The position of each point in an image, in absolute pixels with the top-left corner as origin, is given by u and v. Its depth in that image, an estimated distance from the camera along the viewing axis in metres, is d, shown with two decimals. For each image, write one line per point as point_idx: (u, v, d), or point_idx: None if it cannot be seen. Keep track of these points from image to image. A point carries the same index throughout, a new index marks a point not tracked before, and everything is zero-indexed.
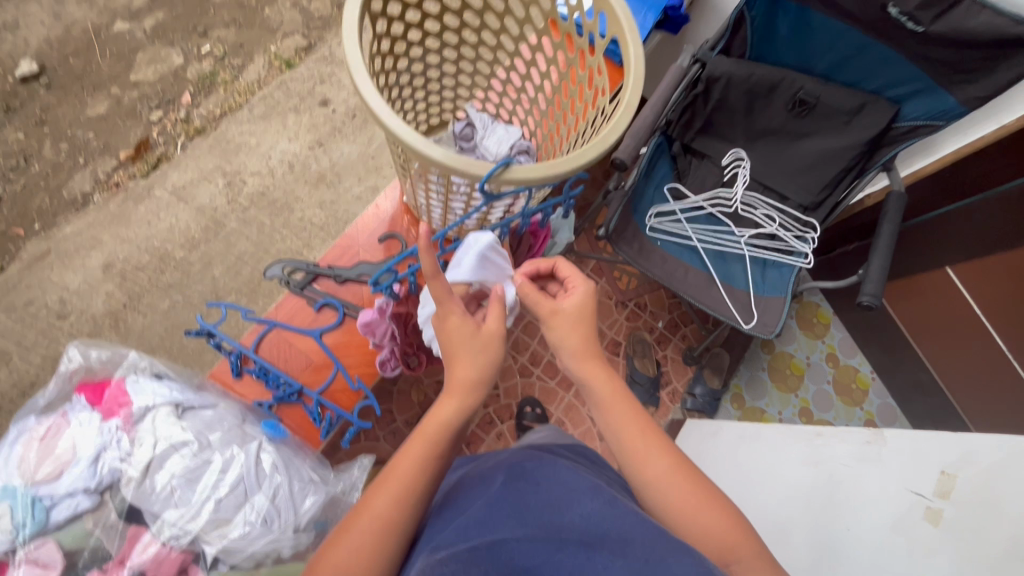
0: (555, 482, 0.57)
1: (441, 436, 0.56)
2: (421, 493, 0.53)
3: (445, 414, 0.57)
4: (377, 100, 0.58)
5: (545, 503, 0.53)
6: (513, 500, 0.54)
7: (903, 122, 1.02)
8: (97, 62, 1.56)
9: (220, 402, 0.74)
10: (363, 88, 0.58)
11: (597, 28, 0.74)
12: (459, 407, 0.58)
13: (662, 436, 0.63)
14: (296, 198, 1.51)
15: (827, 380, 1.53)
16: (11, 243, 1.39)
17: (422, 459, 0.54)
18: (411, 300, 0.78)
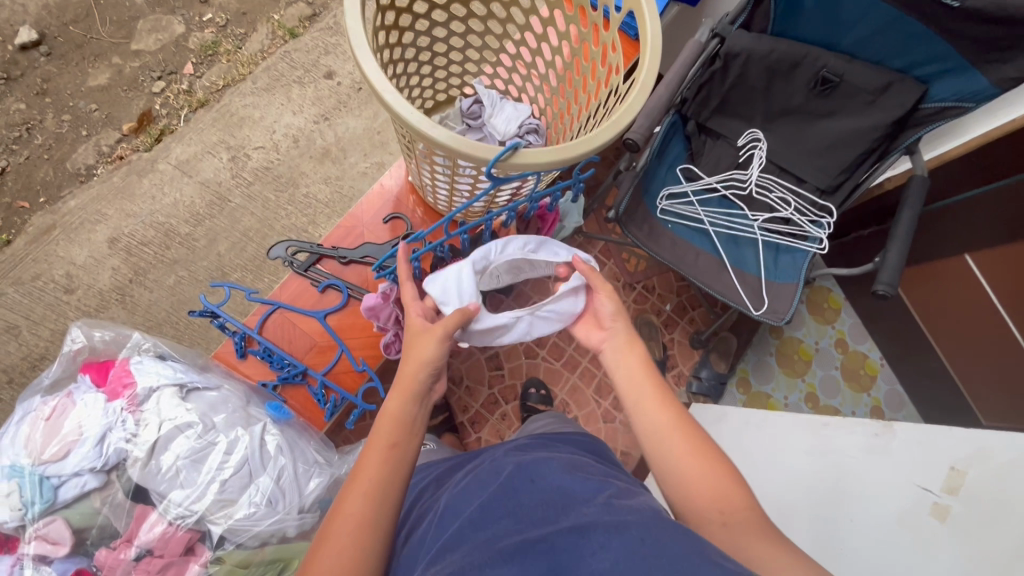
0: (550, 480, 0.56)
1: (398, 428, 0.55)
2: (387, 489, 0.51)
3: (394, 407, 0.56)
4: (380, 79, 0.56)
5: (539, 497, 0.54)
6: (509, 501, 0.54)
7: (930, 103, 0.98)
8: (97, 30, 1.52)
9: (224, 383, 0.74)
10: (364, 65, 0.56)
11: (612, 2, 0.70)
12: (407, 398, 0.57)
13: (674, 400, 0.63)
14: (301, 174, 1.49)
15: (835, 366, 1.51)
16: (17, 216, 1.38)
17: (386, 456, 0.53)
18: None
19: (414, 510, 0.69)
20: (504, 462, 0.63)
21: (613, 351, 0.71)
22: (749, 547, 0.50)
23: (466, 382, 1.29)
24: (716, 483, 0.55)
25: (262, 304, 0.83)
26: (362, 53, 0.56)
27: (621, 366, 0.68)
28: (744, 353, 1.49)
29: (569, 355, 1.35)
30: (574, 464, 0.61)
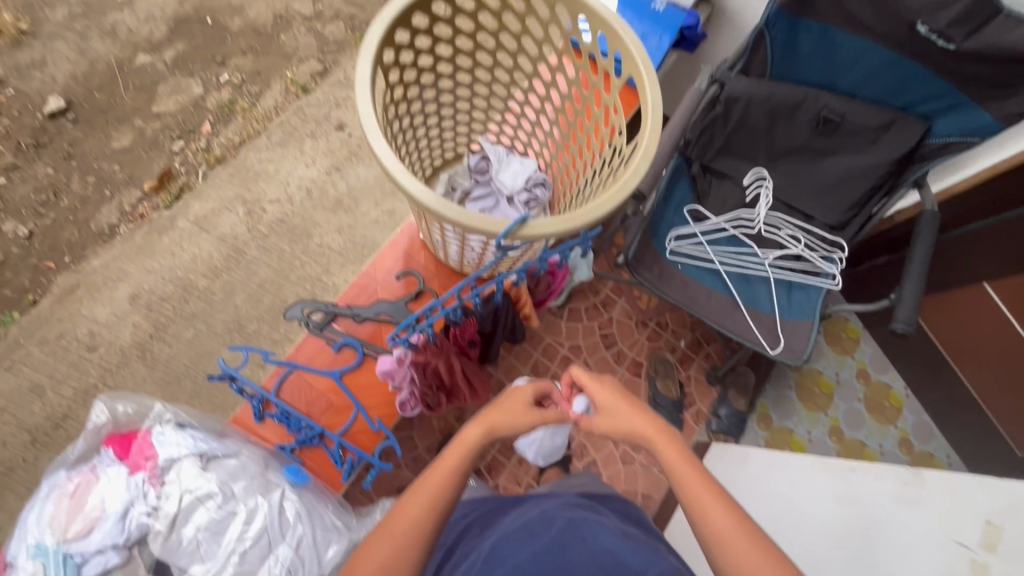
0: (602, 546, 0.56)
1: (468, 457, 0.59)
2: (447, 503, 0.55)
3: (472, 435, 0.60)
4: (394, 162, 0.57)
5: (591, 557, 0.54)
6: (559, 558, 0.54)
7: (934, 139, 0.98)
8: (121, 95, 1.60)
9: (242, 450, 0.74)
10: (379, 152, 0.57)
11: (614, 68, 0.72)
12: (486, 433, 0.61)
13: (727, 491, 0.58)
14: (315, 224, 1.53)
15: (858, 398, 1.48)
16: (42, 277, 1.42)
17: (454, 474, 0.57)
18: (430, 349, 0.78)
19: (455, 551, 0.69)
20: (556, 514, 0.63)
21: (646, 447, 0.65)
22: None
23: None
24: None
25: (279, 366, 0.84)
26: (376, 141, 0.58)
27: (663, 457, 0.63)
28: (763, 389, 1.47)
29: None
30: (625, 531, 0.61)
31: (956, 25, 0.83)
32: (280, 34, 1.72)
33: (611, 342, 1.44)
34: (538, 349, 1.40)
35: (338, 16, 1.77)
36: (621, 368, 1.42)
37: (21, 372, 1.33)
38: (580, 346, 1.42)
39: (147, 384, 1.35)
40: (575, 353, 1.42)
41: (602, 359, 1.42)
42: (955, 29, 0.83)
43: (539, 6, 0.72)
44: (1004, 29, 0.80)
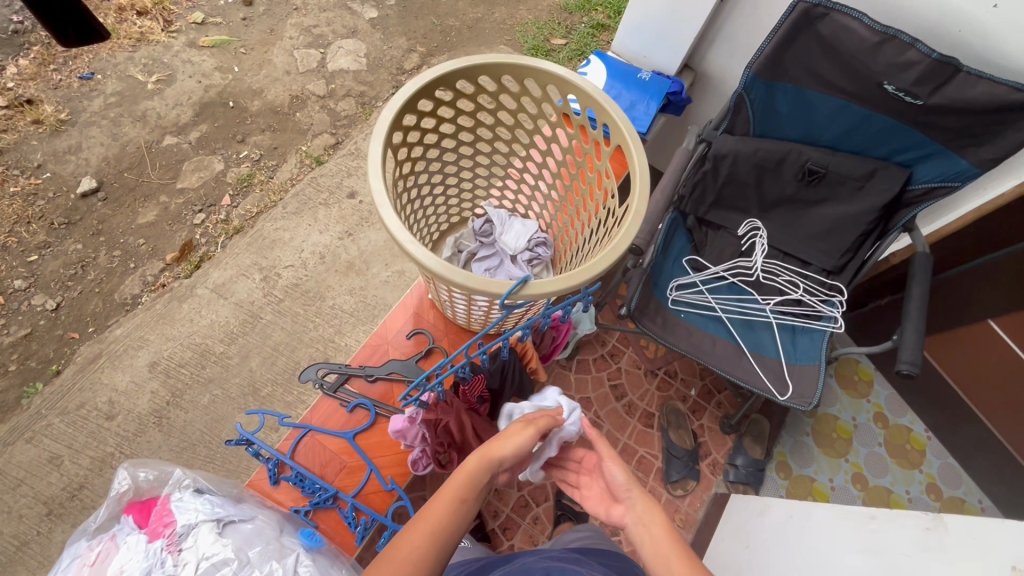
0: None
1: (473, 485, 0.57)
2: (446, 537, 0.53)
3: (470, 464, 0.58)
4: (403, 233, 0.61)
5: None
6: None
7: (917, 185, 1.02)
8: (148, 174, 1.71)
9: (259, 514, 0.75)
10: (390, 225, 0.61)
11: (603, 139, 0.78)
12: (486, 461, 0.59)
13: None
14: (327, 287, 1.58)
15: (878, 443, 1.45)
16: (66, 347, 1.47)
17: (457, 499, 0.55)
18: (440, 406, 0.79)
19: None
20: (535, 566, 0.63)
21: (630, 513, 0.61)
22: None
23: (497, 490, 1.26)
24: None
25: (294, 428, 0.86)
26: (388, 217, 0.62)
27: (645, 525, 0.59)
28: (779, 436, 1.44)
29: None
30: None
31: (920, 83, 0.89)
32: (296, 112, 1.85)
33: (621, 393, 1.44)
34: None
35: (349, 94, 1.92)
36: (633, 419, 1.42)
37: (39, 443, 1.35)
38: (590, 399, 1.43)
39: (163, 452, 1.37)
40: (586, 406, 1.42)
41: (613, 411, 1.42)
42: (919, 87, 0.89)
43: (533, 86, 0.78)
44: (966, 84, 0.86)
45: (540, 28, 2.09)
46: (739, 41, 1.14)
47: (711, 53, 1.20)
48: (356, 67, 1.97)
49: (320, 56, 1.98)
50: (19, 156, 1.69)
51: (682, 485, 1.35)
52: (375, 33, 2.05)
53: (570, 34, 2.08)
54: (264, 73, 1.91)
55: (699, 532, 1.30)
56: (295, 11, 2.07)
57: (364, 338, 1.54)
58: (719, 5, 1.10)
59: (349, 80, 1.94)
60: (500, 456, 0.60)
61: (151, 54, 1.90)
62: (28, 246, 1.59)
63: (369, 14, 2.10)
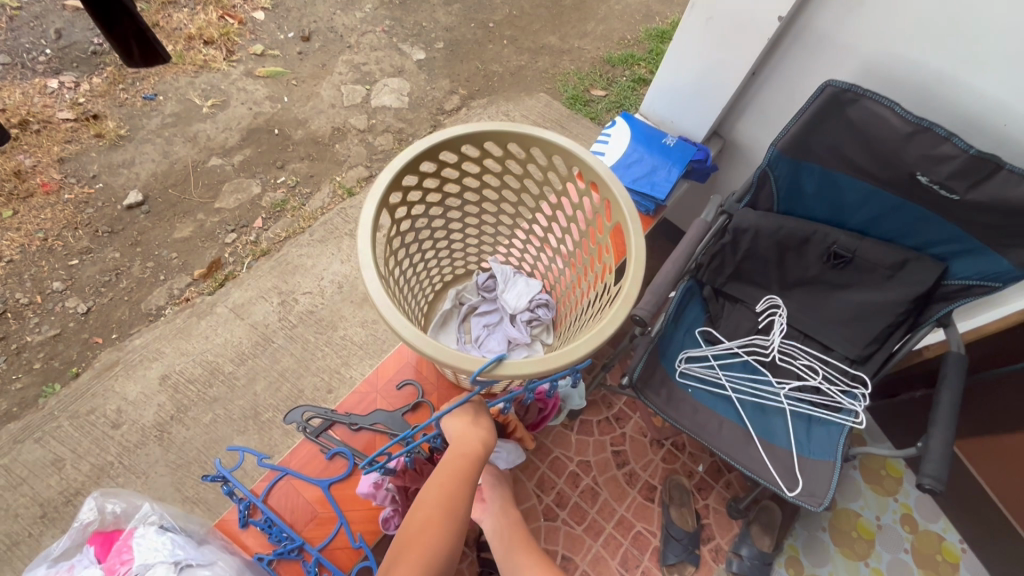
0: None
1: (466, 454, 0.69)
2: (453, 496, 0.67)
3: (470, 437, 0.71)
4: (384, 302, 0.61)
5: None
6: None
7: (953, 280, 0.95)
8: (190, 192, 1.80)
9: (218, 560, 0.72)
10: (373, 292, 0.62)
11: (604, 217, 0.77)
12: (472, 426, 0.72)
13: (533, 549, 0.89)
14: (341, 317, 1.60)
15: (903, 548, 1.32)
16: (88, 351, 1.53)
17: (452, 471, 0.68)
18: (409, 475, 0.82)
19: None
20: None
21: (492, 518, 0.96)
22: None
23: (480, 550, 1.18)
24: None
25: (272, 470, 0.85)
26: (371, 282, 0.62)
27: (499, 520, 0.96)
28: (791, 527, 1.33)
29: (592, 519, 1.31)
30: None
31: (956, 177, 0.83)
32: (336, 144, 1.93)
33: (622, 460, 1.38)
34: (545, 462, 1.36)
35: (388, 130, 1.98)
36: (633, 490, 1.35)
37: (47, 444, 1.39)
38: (590, 463, 1.37)
39: (160, 467, 1.38)
40: (584, 469, 1.36)
41: (613, 478, 1.36)
42: (955, 181, 0.84)
43: (539, 154, 0.78)
44: (1008, 183, 0.80)
45: (581, 79, 2.12)
46: (768, 114, 1.12)
47: (740, 124, 1.18)
48: (398, 105, 2.04)
49: (365, 92, 2.06)
50: (77, 165, 1.81)
51: (679, 569, 1.27)
52: (420, 74, 2.13)
53: (610, 86, 2.10)
54: (311, 105, 2.00)
55: None
56: (348, 48, 2.17)
57: (369, 372, 1.54)
58: (750, 77, 1.08)
59: (389, 117, 2.01)
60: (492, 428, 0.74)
61: (211, 80, 2.03)
62: (71, 250, 1.68)
63: (417, 55, 2.18)
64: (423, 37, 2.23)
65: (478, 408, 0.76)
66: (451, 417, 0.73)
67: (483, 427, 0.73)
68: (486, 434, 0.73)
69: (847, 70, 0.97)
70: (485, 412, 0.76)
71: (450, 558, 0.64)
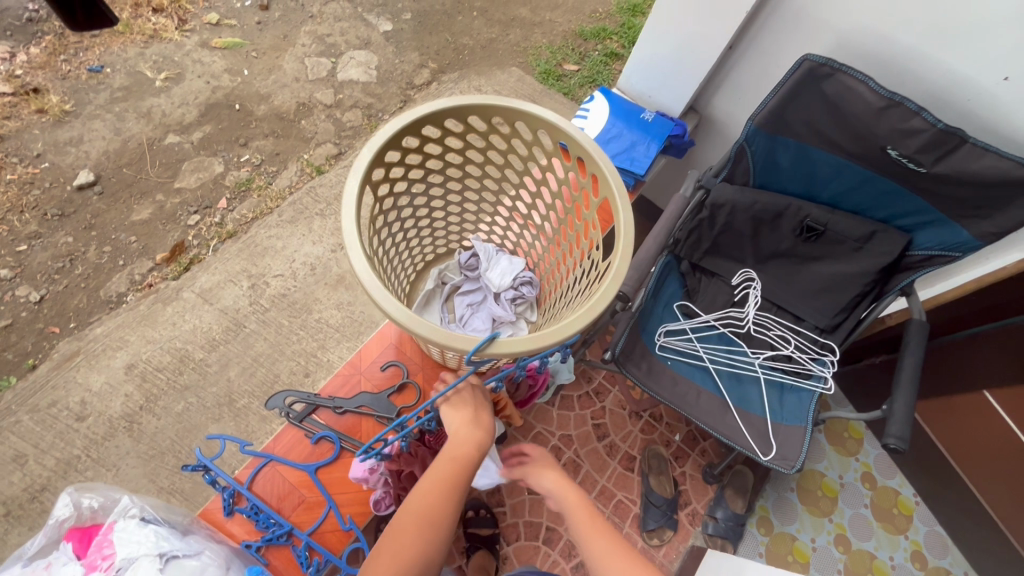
0: None
1: (457, 460, 0.69)
2: (436, 503, 0.66)
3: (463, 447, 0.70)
4: (373, 282, 0.60)
5: None
6: None
7: (917, 251, 1.00)
8: (147, 171, 1.70)
9: (205, 549, 0.71)
10: (358, 270, 0.60)
11: (590, 193, 0.77)
12: (464, 425, 0.72)
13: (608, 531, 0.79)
14: (315, 299, 1.56)
15: (864, 504, 1.41)
16: (45, 341, 1.45)
17: (444, 476, 0.68)
18: (404, 459, 0.80)
19: None
20: None
21: (555, 499, 0.86)
22: None
23: (467, 525, 1.22)
24: None
25: (255, 457, 0.84)
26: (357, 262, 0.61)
27: (564, 501, 0.85)
28: (762, 489, 1.40)
29: None
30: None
31: (924, 151, 0.86)
32: (301, 120, 1.85)
33: (603, 433, 1.41)
34: (528, 438, 1.38)
35: (356, 106, 1.91)
36: (614, 461, 1.39)
37: (6, 440, 1.32)
38: (571, 437, 1.40)
39: (131, 458, 1.32)
40: (566, 443, 1.39)
41: (594, 450, 1.39)
42: (923, 155, 0.87)
43: (524, 129, 0.77)
44: (971, 156, 0.84)
45: (553, 53, 2.09)
46: (743, 90, 1.13)
47: (716, 99, 1.19)
48: (365, 79, 1.97)
49: (330, 65, 1.97)
50: (20, 144, 1.69)
51: (659, 534, 1.32)
52: (388, 46, 2.05)
53: (582, 60, 2.08)
54: (273, 78, 1.91)
55: None
56: (310, 19, 2.07)
57: (347, 355, 1.51)
58: (727, 51, 1.08)
59: (357, 91, 1.94)
60: (488, 430, 0.73)
61: (163, 51, 1.90)
62: (19, 235, 1.57)
63: (384, 26, 2.10)
64: (389, 7, 2.15)
65: (477, 405, 0.76)
66: (451, 411, 0.74)
67: (480, 427, 0.73)
68: (482, 435, 0.72)
69: (822, 44, 0.98)
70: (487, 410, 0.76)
71: (428, 567, 0.64)
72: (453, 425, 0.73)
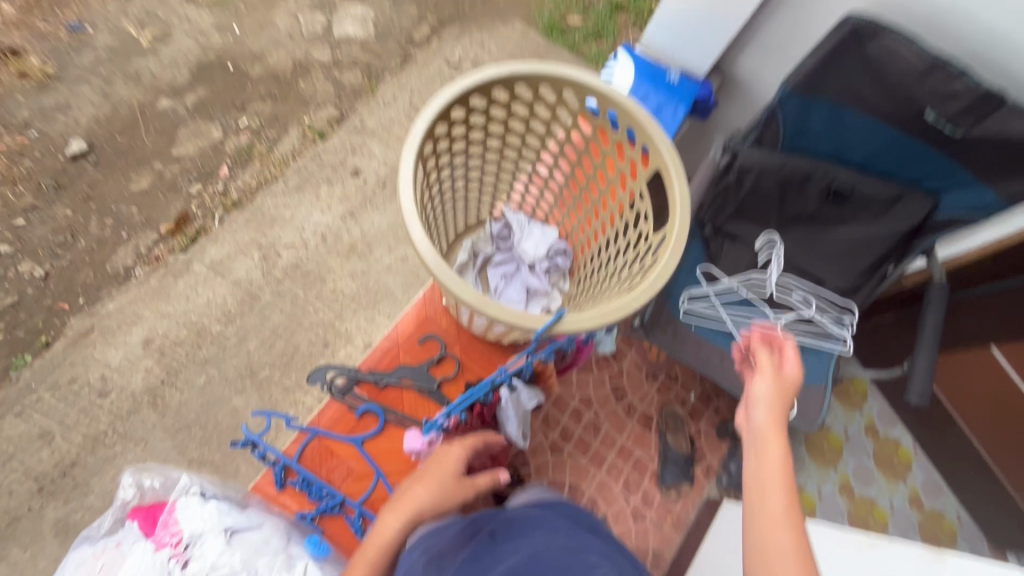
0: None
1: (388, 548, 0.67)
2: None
3: (390, 531, 0.67)
4: (435, 258, 0.62)
5: None
6: None
7: (942, 213, 1.00)
8: (142, 138, 1.63)
9: (268, 524, 0.74)
10: (419, 245, 0.62)
11: (639, 163, 0.77)
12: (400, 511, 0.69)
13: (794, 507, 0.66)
14: (328, 269, 1.54)
15: (867, 454, 1.48)
16: (56, 318, 1.42)
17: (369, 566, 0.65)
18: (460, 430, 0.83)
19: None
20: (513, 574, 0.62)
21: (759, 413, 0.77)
22: None
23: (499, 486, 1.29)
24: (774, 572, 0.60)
25: (302, 431, 0.85)
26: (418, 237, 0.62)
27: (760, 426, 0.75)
28: None
29: (595, 449, 1.39)
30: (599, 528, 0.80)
31: (963, 114, 0.86)
32: (299, 81, 1.76)
33: (621, 394, 1.45)
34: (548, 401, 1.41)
35: (356, 65, 1.82)
36: (632, 421, 1.43)
37: (30, 418, 1.32)
38: (590, 398, 1.43)
39: (158, 432, 1.33)
40: (586, 405, 1.43)
41: (613, 411, 1.43)
42: (960, 118, 0.87)
43: (570, 97, 0.76)
44: (1010, 119, 0.83)
45: (557, 4, 2.00)
46: (773, 47, 1.10)
47: (742, 57, 1.16)
48: (363, 35, 1.87)
49: (325, 21, 1.87)
50: (3, 111, 1.60)
51: (676, 488, 1.38)
52: None
53: (588, 12, 1.99)
54: (265, 36, 1.81)
55: (689, 533, 1.34)
56: None
57: (364, 324, 1.51)
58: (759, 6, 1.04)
59: (355, 49, 1.85)
60: (426, 501, 0.69)
61: (145, 7, 1.79)
62: (15, 209, 1.52)
63: None
64: None
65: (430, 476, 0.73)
66: (410, 486, 0.72)
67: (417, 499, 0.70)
68: (419, 506, 0.69)
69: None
70: (443, 483, 0.72)
71: None
72: (398, 498, 0.71)
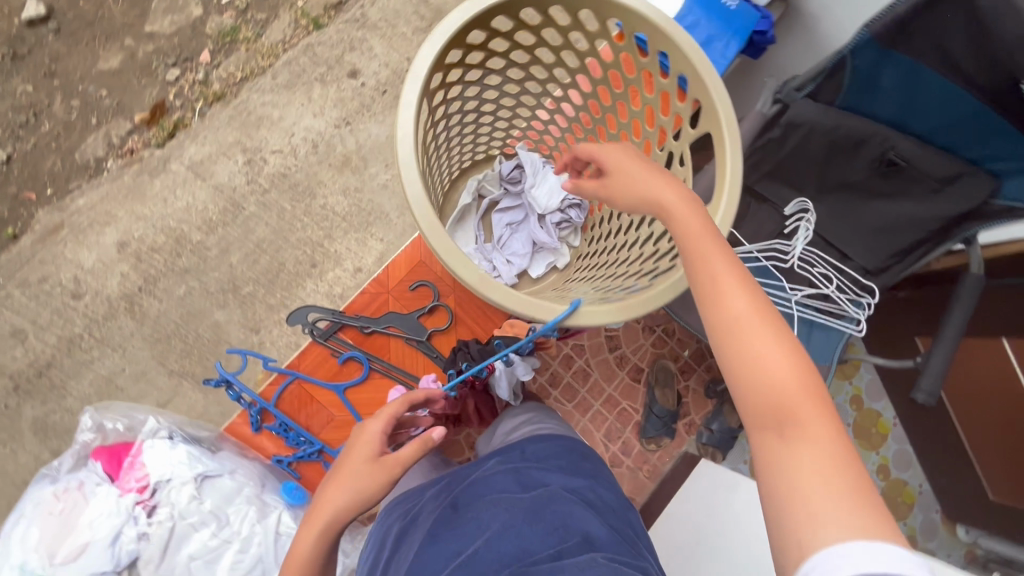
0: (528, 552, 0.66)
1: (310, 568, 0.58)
2: None
3: (304, 549, 0.58)
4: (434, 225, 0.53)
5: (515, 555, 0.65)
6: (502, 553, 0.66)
7: (1001, 201, 0.89)
8: (109, 6, 1.42)
9: (235, 468, 0.97)
10: (417, 208, 0.53)
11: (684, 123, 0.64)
12: (316, 520, 0.60)
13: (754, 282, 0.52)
14: (319, 182, 1.42)
15: (847, 423, 1.50)
16: (23, 208, 1.32)
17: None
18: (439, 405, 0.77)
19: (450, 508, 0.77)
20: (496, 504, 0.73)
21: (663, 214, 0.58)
22: (800, 456, 0.46)
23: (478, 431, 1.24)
24: (764, 388, 0.48)
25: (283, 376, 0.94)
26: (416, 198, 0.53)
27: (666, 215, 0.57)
28: None
29: (581, 397, 1.38)
30: (578, 488, 0.76)
31: None
32: None
33: (615, 344, 1.41)
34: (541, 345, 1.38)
35: None
36: (622, 372, 1.41)
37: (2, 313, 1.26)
38: (583, 346, 1.40)
39: (136, 340, 1.28)
40: (578, 352, 1.40)
41: (604, 360, 1.40)
42: None
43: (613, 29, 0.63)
44: None
45: None
46: None
47: None
48: None
49: None
50: None
51: (656, 441, 1.39)
52: None
53: None
54: None
55: (662, 484, 1.36)
56: None
57: (355, 247, 1.40)
58: None
59: None
60: (339, 506, 0.59)
61: None
62: None
63: None
64: None
65: (340, 474, 0.62)
66: (323, 487, 0.62)
67: (331, 504, 0.60)
68: (335, 514, 0.59)
69: None
70: (354, 474, 0.61)
71: None
72: (313, 506, 0.61)
